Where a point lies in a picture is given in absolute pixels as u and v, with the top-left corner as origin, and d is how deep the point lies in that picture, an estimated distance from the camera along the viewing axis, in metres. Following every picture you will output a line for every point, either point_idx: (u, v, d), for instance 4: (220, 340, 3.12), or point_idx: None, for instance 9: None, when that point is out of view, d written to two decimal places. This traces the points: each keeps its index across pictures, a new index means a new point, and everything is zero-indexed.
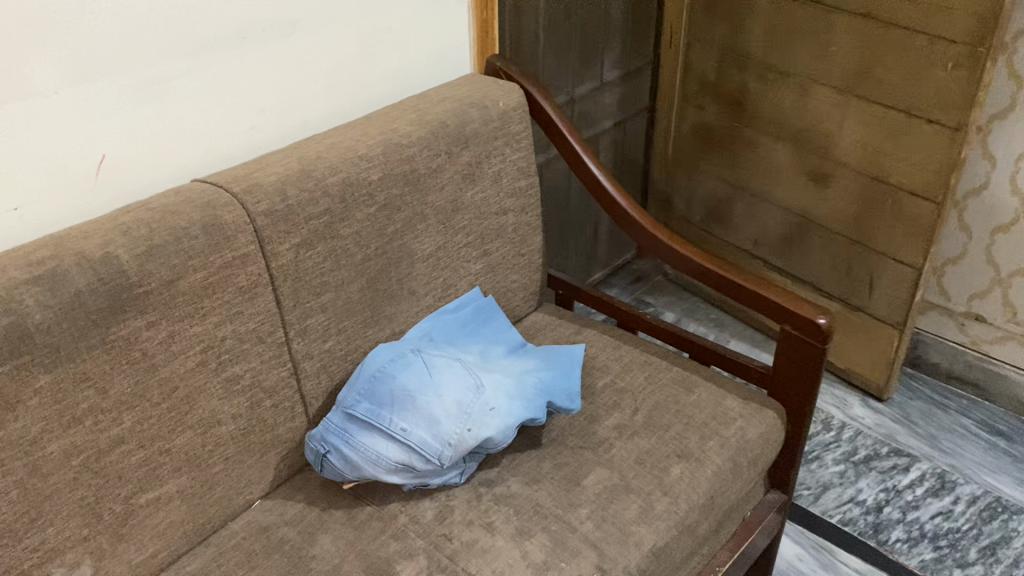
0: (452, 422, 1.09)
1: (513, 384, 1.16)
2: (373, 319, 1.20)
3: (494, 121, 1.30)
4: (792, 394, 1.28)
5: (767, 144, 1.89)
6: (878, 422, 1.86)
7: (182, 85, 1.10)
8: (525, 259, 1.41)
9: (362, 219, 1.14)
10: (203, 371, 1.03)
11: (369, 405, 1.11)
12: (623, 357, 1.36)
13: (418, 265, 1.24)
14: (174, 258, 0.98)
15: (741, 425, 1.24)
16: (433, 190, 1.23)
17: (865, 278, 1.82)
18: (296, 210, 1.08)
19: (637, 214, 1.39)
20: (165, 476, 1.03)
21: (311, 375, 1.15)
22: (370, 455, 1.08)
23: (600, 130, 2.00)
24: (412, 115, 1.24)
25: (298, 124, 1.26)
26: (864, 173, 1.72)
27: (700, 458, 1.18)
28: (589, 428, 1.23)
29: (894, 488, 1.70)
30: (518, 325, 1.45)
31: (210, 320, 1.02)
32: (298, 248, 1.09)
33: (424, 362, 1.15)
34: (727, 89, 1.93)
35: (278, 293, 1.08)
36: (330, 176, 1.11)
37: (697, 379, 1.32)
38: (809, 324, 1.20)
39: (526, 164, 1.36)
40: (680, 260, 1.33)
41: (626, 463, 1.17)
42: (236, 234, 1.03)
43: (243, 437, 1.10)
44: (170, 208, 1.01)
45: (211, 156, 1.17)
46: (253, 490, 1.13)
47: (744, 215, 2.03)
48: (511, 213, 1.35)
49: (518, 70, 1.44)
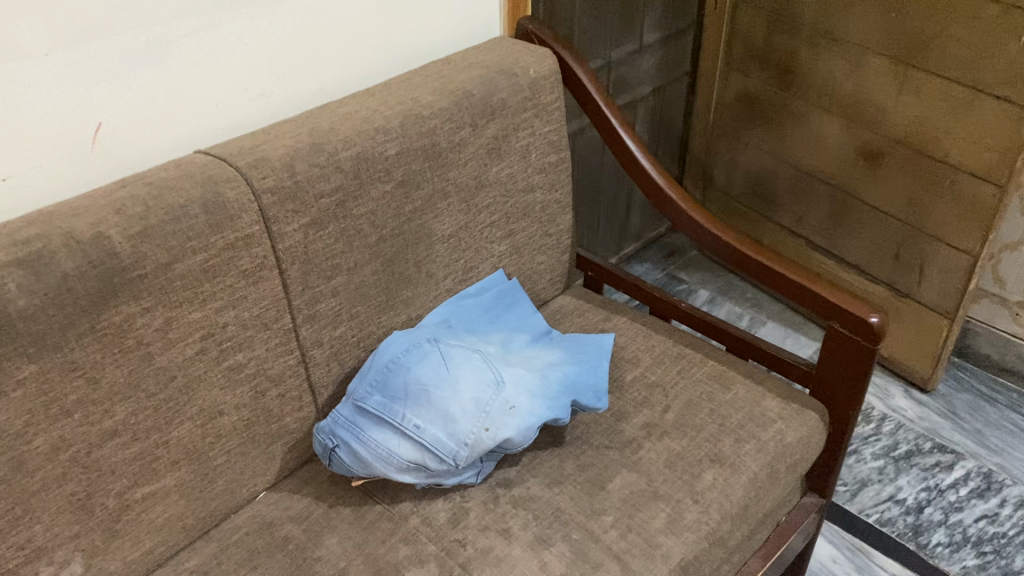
0: (469, 420, 1.01)
1: (536, 379, 1.07)
2: (388, 304, 1.12)
3: (525, 90, 1.19)
4: (836, 394, 1.19)
5: (817, 116, 1.77)
6: (921, 414, 1.76)
7: (185, 48, 1.02)
8: (553, 239, 1.32)
9: (377, 196, 1.06)
10: (203, 360, 0.96)
11: (381, 398, 1.04)
12: (655, 348, 1.27)
13: (438, 247, 1.16)
14: (171, 239, 0.90)
15: (781, 427, 1.15)
16: (455, 166, 1.13)
17: (915, 263, 1.71)
18: (305, 187, 0.99)
19: (675, 193, 1.28)
20: (162, 470, 0.97)
21: (321, 363, 1.07)
22: (381, 452, 1.01)
23: (638, 96, 1.88)
24: (435, 83, 1.14)
25: (312, 89, 1.17)
26: (921, 152, 1.60)
27: (736, 464, 1.10)
28: (616, 425, 1.15)
29: (936, 487, 1.61)
30: (544, 309, 1.36)
31: (210, 305, 0.95)
32: (308, 228, 1.01)
33: (441, 353, 1.07)
34: (775, 56, 1.81)
35: (285, 277, 1.00)
36: (343, 150, 1.02)
37: (734, 375, 1.23)
38: (859, 322, 1.11)
39: (557, 138, 1.26)
40: (720, 245, 1.23)
41: (654, 466, 1.09)
42: (240, 213, 0.95)
43: (247, 428, 1.03)
44: (168, 183, 0.93)
45: (218, 123, 1.09)
46: (258, 482, 1.07)
47: (788, 190, 1.92)
48: (540, 190, 1.26)
49: (552, 34, 1.34)
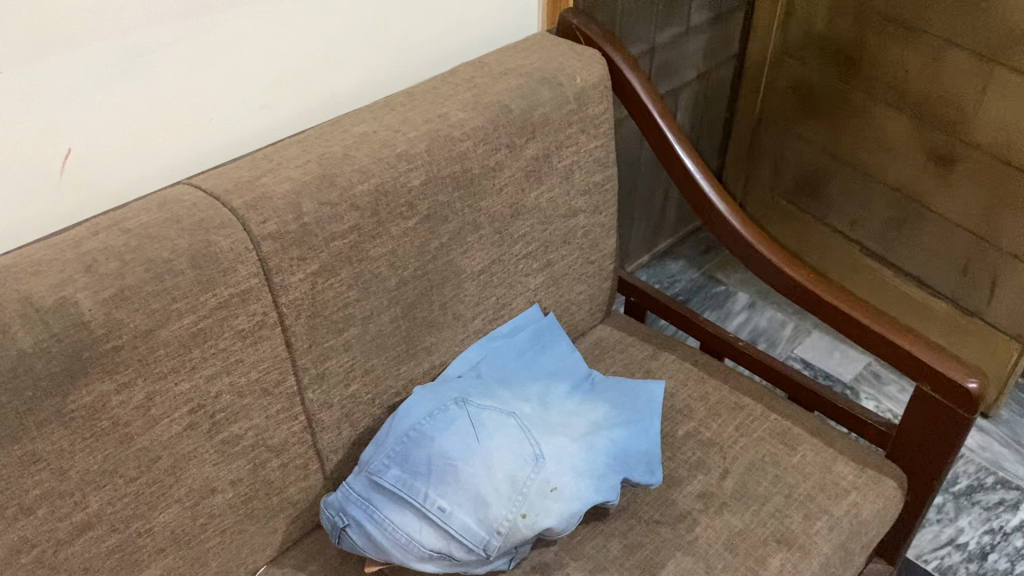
0: (503, 505, 0.86)
1: (581, 451, 0.92)
2: (409, 353, 0.97)
3: (570, 102, 1.02)
4: (918, 461, 1.04)
5: (881, 113, 1.59)
6: (982, 443, 1.62)
7: (172, 57, 0.85)
8: (595, 266, 1.16)
9: (399, 234, 0.90)
10: (192, 436, 0.82)
11: (400, 473, 0.89)
12: (709, 397, 1.12)
13: (467, 285, 1.00)
14: (152, 302, 0.75)
15: (855, 500, 1.00)
16: (489, 194, 0.97)
17: (987, 279, 1.55)
18: (314, 230, 0.83)
19: (739, 221, 1.10)
20: (146, 559, 0.83)
21: (330, 427, 0.92)
22: (399, 538, 0.86)
23: (681, 83, 1.70)
24: (467, 94, 0.98)
25: (323, 97, 1.01)
26: (1004, 160, 1.42)
27: (806, 546, 0.95)
28: (667, 495, 1.00)
29: (1001, 530, 1.47)
30: (581, 341, 1.21)
31: (200, 374, 0.80)
32: (317, 276, 0.85)
33: (470, 418, 0.92)
34: (837, 42, 1.63)
35: (289, 335, 0.85)
36: (359, 183, 0.86)
37: (800, 433, 1.08)
38: (954, 388, 0.95)
39: (604, 154, 1.09)
40: (789, 286, 1.07)
41: (713, 549, 0.95)
42: (235, 265, 0.79)
43: (245, 504, 0.89)
44: (150, 230, 0.77)
45: (214, 141, 0.93)
46: (257, 558, 0.93)
47: (844, 190, 1.74)
48: (583, 214, 1.10)
49: (601, 30, 1.12)
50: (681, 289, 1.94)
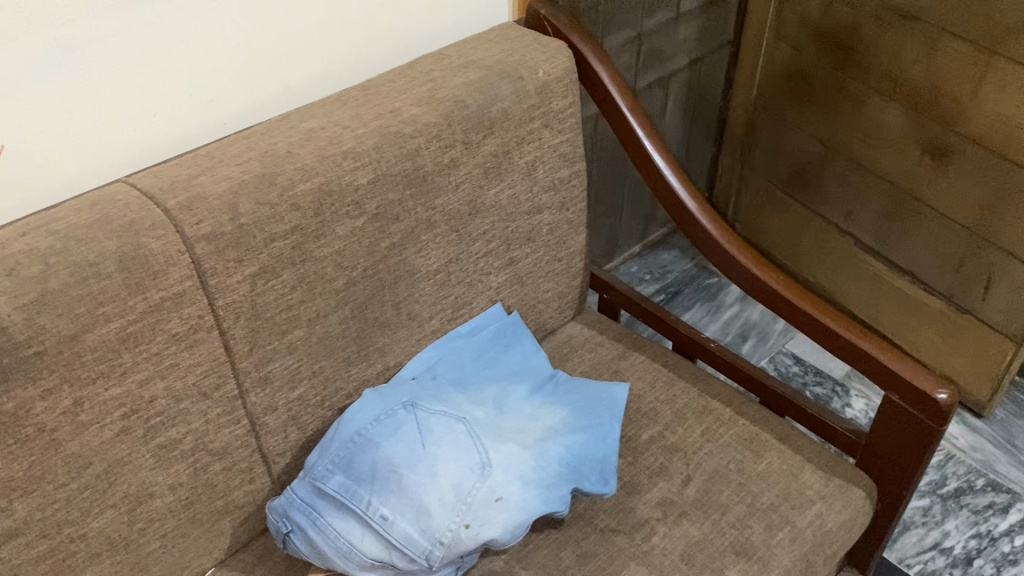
0: (447, 515, 0.84)
1: (531, 460, 0.90)
2: (360, 354, 0.95)
3: (531, 96, 0.98)
4: (888, 472, 1.00)
5: (876, 102, 1.54)
6: (974, 444, 1.57)
7: (109, 50, 0.82)
8: (563, 264, 1.13)
9: (345, 234, 0.87)
10: (126, 440, 0.80)
11: (343, 479, 0.87)
12: (676, 400, 1.09)
13: (422, 284, 0.97)
14: (77, 306, 0.73)
15: (820, 511, 0.97)
16: (444, 192, 0.94)
17: (981, 276, 1.50)
18: (251, 231, 0.81)
19: (708, 221, 1.06)
20: (80, 565, 0.81)
21: (276, 430, 0.91)
22: (341, 546, 0.84)
23: (671, 69, 1.65)
24: (422, 88, 0.94)
25: (278, 92, 0.98)
26: (999, 153, 1.37)
27: (765, 559, 0.92)
28: (625, 502, 0.98)
29: (988, 534, 1.43)
30: (550, 339, 1.18)
31: (132, 378, 0.78)
32: (256, 278, 0.82)
33: (418, 423, 0.89)
34: (833, 29, 1.57)
35: (227, 337, 0.83)
36: (300, 182, 0.83)
37: (768, 439, 1.05)
38: (923, 398, 0.91)
39: (570, 149, 1.06)
40: (757, 289, 1.03)
41: (668, 560, 0.92)
42: (166, 268, 0.77)
43: (186, 509, 0.87)
44: (78, 232, 0.75)
45: (158, 136, 0.90)
46: (203, 561, 0.92)
47: (839, 181, 1.70)
48: (547, 211, 1.07)
49: (570, 21, 1.08)
50: (672, 281, 1.90)
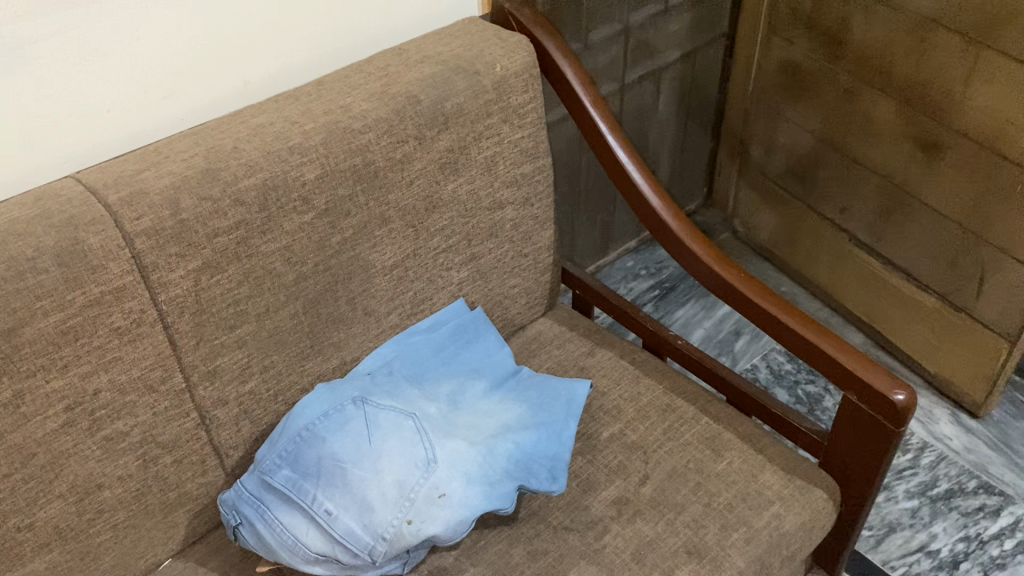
0: (390, 511, 0.84)
1: (478, 457, 0.90)
2: (314, 349, 0.95)
3: (488, 92, 0.98)
4: (852, 473, 0.98)
5: (868, 96, 1.51)
6: (968, 445, 1.54)
7: (57, 49, 0.83)
8: (529, 259, 1.13)
9: (293, 229, 0.88)
10: (71, 433, 0.81)
11: (290, 473, 0.87)
12: (640, 398, 1.08)
13: (378, 280, 0.97)
14: (14, 300, 0.74)
15: (778, 512, 0.96)
16: (398, 187, 0.94)
17: (974, 273, 1.47)
18: (193, 226, 0.82)
19: (671, 218, 1.05)
20: (27, 554, 0.82)
21: (227, 424, 0.91)
22: (286, 540, 0.85)
23: (662, 64, 1.63)
24: (376, 83, 0.95)
25: (237, 86, 0.98)
26: (988, 148, 1.34)
27: (718, 559, 0.91)
28: (581, 500, 0.97)
29: (977, 537, 1.40)
30: (520, 335, 1.18)
31: (74, 371, 0.79)
32: (199, 273, 0.83)
33: (366, 418, 0.89)
34: (825, 20, 1.54)
35: (172, 332, 0.84)
36: (244, 177, 0.84)
37: (731, 438, 1.03)
38: (881, 400, 0.89)
39: (532, 144, 1.05)
40: (719, 286, 1.01)
41: (619, 559, 0.91)
42: (105, 263, 0.78)
43: (137, 500, 0.88)
44: (18, 227, 0.77)
45: (114, 133, 0.91)
46: (159, 552, 0.92)
47: (835, 176, 1.67)
48: (510, 206, 1.06)
49: (533, 15, 1.08)
50: (667, 277, 1.88)
